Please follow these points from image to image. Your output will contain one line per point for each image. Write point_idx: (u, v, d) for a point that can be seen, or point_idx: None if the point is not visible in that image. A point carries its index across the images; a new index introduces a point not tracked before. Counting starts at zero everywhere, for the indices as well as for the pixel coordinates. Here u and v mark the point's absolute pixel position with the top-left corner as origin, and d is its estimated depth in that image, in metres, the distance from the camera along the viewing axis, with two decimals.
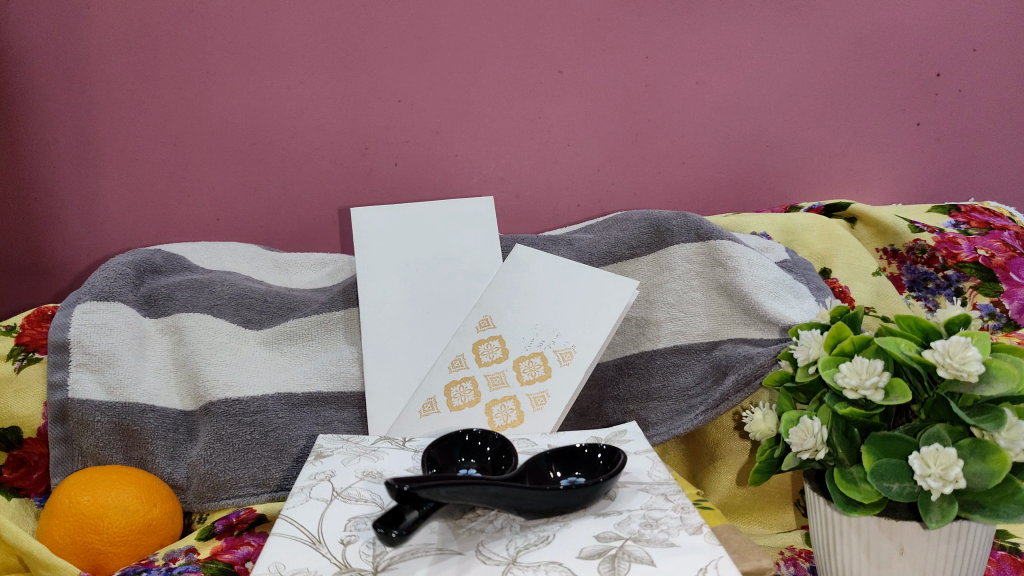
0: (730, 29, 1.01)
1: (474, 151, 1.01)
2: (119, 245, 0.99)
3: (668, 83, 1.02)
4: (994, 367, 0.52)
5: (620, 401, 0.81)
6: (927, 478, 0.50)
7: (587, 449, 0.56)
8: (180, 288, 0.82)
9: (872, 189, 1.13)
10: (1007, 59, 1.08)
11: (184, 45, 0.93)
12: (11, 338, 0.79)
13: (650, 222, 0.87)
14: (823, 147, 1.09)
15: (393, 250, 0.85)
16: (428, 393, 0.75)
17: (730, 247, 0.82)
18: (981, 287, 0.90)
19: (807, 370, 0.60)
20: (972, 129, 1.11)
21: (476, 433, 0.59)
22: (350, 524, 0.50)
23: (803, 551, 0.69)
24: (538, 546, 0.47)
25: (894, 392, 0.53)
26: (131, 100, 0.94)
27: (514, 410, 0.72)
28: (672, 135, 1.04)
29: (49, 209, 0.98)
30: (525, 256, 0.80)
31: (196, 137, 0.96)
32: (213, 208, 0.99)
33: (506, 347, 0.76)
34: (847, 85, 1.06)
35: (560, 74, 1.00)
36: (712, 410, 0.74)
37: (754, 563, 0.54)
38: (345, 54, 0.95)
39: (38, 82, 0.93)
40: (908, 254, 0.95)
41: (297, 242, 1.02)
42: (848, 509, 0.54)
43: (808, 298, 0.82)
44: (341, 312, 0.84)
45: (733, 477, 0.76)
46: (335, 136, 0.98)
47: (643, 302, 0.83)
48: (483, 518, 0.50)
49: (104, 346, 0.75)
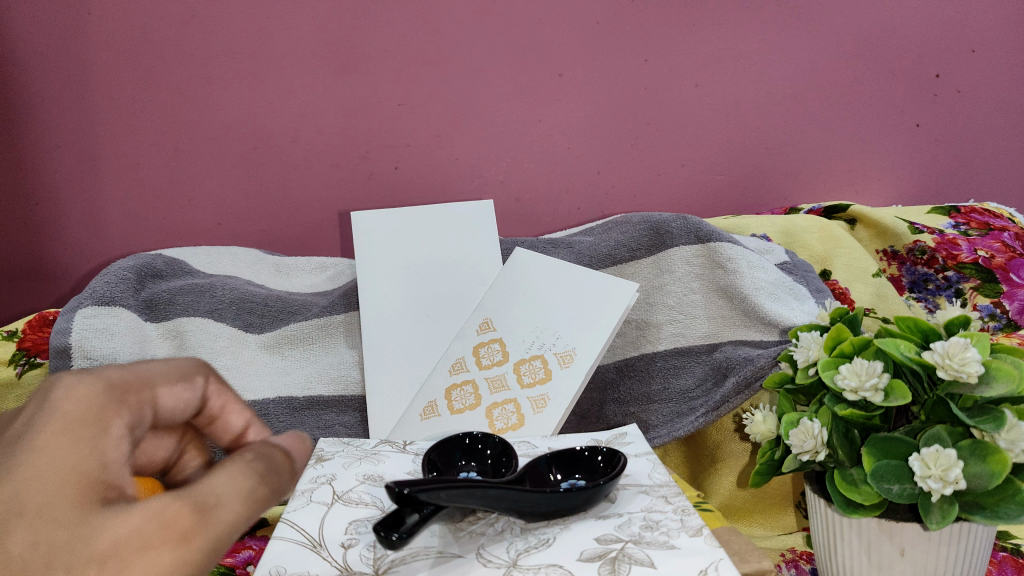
0: (730, 32, 1.01)
1: (475, 155, 1.02)
2: (120, 249, 1.00)
3: (668, 86, 1.02)
4: (994, 368, 0.52)
5: (620, 403, 0.81)
6: (926, 479, 0.50)
7: (587, 452, 0.57)
8: (181, 293, 0.83)
9: (871, 191, 1.13)
10: (1006, 60, 1.08)
11: (184, 50, 0.93)
12: (12, 344, 0.80)
13: (649, 224, 0.87)
14: (823, 148, 1.09)
15: (394, 253, 0.85)
16: (429, 396, 0.75)
17: (730, 249, 0.82)
18: (981, 288, 0.89)
19: (807, 371, 0.61)
20: (971, 130, 1.11)
21: (476, 436, 0.59)
22: (350, 527, 0.51)
23: (805, 553, 0.69)
24: (538, 549, 0.47)
25: (893, 393, 0.53)
26: (132, 105, 0.94)
27: (515, 412, 0.72)
28: (672, 138, 1.05)
29: (49, 215, 0.98)
30: (525, 259, 0.81)
31: (197, 141, 0.96)
32: (214, 212, 1.00)
33: (506, 350, 0.77)
34: (847, 86, 1.06)
35: (560, 78, 1.00)
36: (713, 412, 0.74)
37: (754, 564, 0.54)
38: (345, 59, 0.95)
39: (39, 87, 0.93)
40: (908, 255, 0.95)
41: (300, 246, 1.03)
42: (848, 510, 0.54)
43: (808, 299, 0.83)
44: (342, 316, 0.84)
45: (733, 479, 0.76)
46: (335, 141, 0.99)
47: (643, 304, 0.84)
48: (483, 521, 0.50)
49: (105, 351, 0.74)
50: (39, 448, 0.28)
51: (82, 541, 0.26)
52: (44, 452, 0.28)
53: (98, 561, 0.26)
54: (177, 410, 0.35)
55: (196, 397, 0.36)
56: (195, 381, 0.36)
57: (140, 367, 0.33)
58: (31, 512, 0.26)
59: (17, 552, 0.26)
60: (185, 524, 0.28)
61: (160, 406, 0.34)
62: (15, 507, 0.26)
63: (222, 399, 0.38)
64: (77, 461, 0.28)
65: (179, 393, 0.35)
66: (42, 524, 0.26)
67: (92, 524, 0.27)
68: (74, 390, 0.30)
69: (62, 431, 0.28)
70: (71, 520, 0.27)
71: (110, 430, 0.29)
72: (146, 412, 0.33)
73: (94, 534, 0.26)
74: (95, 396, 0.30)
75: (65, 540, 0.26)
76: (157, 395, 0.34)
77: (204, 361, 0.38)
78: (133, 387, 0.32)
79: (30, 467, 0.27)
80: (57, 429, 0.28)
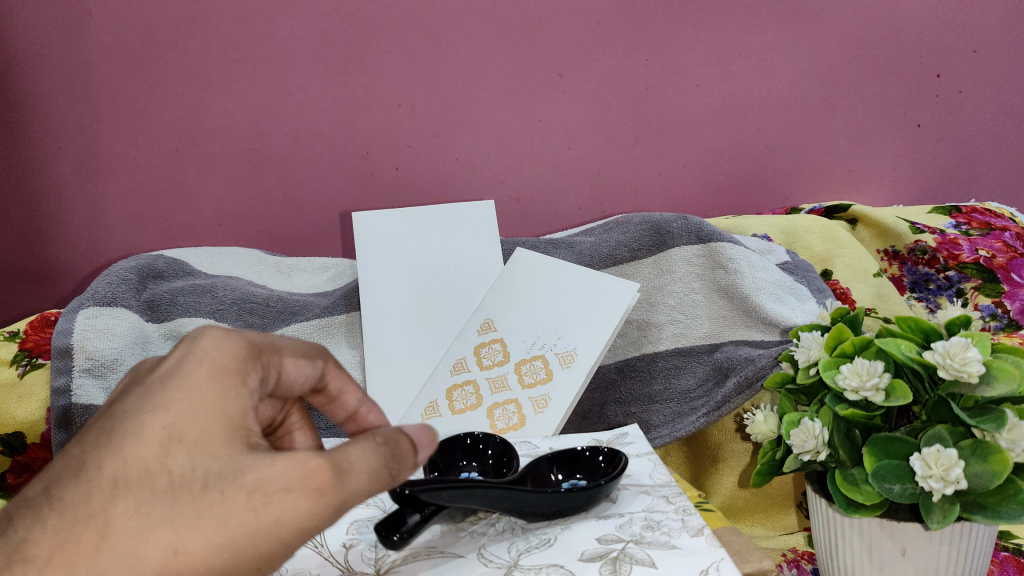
0: (731, 32, 1.01)
1: (475, 155, 1.02)
2: (121, 249, 1.00)
3: (668, 86, 1.02)
4: (994, 368, 0.52)
5: (621, 403, 0.81)
6: (927, 479, 0.50)
7: (589, 452, 0.57)
8: (184, 293, 0.83)
9: (872, 191, 1.13)
10: (1006, 60, 1.08)
11: (185, 51, 0.93)
12: (15, 344, 0.80)
13: (650, 224, 0.86)
14: (823, 148, 1.09)
15: (394, 254, 0.85)
16: (430, 396, 0.75)
17: (730, 249, 0.82)
18: (982, 287, 0.89)
19: (808, 372, 0.61)
20: (972, 130, 1.11)
21: (477, 436, 0.60)
22: (352, 527, 0.51)
23: (806, 553, 0.69)
24: (539, 549, 0.47)
25: (894, 393, 0.53)
26: (133, 106, 0.94)
27: (516, 412, 0.72)
28: (672, 138, 1.05)
29: (51, 216, 0.98)
30: (525, 260, 0.81)
31: (198, 142, 0.97)
32: (215, 213, 1.00)
33: (507, 350, 0.77)
34: (847, 87, 1.06)
35: (561, 78, 1.00)
36: (714, 412, 0.74)
37: (755, 564, 0.54)
38: (346, 60, 0.96)
39: (38, 88, 0.93)
40: (909, 254, 0.95)
41: (301, 246, 1.03)
42: (849, 510, 0.54)
43: (808, 299, 0.83)
44: (343, 316, 0.84)
45: (734, 478, 0.76)
46: (336, 141, 0.99)
47: (644, 304, 0.84)
48: (484, 521, 0.50)
49: (108, 351, 0.74)
50: (197, 390, 0.35)
51: (233, 474, 0.33)
52: (201, 395, 0.35)
53: (246, 491, 0.33)
54: (299, 383, 0.41)
55: (314, 375, 0.42)
56: (316, 361, 0.42)
57: (274, 338, 0.40)
58: (189, 441, 0.34)
59: (178, 472, 0.33)
60: (322, 483, 0.34)
61: (284, 375, 0.40)
62: (178, 436, 0.34)
63: (338, 382, 0.44)
64: (224, 406, 0.35)
65: (303, 368, 0.41)
66: (199, 453, 0.34)
67: (239, 461, 0.34)
68: (219, 344, 0.37)
69: (214, 378, 0.36)
70: (222, 453, 0.34)
71: (246, 382, 0.36)
72: (270, 376, 0.39)
73: (243, 470, 0.33)
74: (237, 353, 0.37)
75: (218, 470, 0.33)
76: (283, 366, 0.40)
77: (324, 347, 0.44)
78: (264, 352, 0.39)
79: (189, 403, 0.35)
80: (208, 374, 0.36)
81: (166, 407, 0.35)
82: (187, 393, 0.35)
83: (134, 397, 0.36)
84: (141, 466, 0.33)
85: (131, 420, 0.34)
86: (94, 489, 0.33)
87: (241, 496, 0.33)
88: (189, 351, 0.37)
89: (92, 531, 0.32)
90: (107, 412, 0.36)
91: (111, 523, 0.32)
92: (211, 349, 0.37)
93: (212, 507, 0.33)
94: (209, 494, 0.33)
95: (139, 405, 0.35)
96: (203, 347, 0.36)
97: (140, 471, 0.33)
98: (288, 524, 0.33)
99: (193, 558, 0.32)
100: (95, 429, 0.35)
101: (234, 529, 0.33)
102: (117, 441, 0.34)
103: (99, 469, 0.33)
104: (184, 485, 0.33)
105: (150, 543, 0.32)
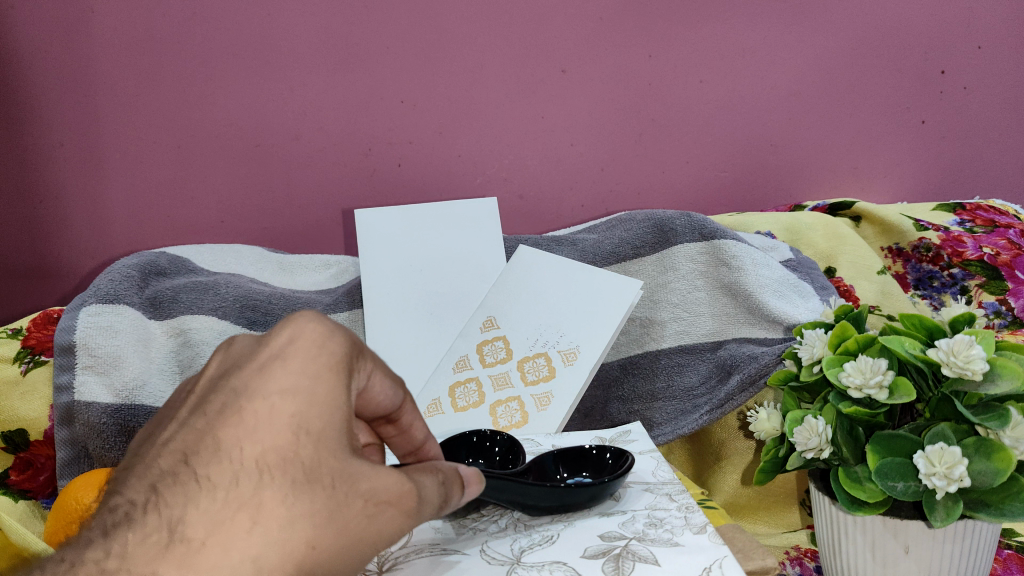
0: (735, 27, 1.01)
1: (478, 152, 1.02)
2: (124, 246, 1.00)
3: (671, 83, 1.02)
4: (999, 365, 0.52)
5: (624, 401, 0.81)
6: (932, 477, 0.50)
7: (595, 450, 0.57)
8: (185, 291, 0.83)
9: (877, 188, 1.13)
10: (1012, 57, 1.07)
11: (188, 47, 0.93)
12: (17, 342, 0.80)
13: (653, 221, 0.86)
14: (827, 145, 1.09)
15: (396, 252, 0.84)
16: (434, 393, 0.75)
17: (734, 246, 0.81)
18: (986, 285, 0.89)
19: (811, 369, 0.61)
20: (977, 126, 1.10)
21: (484, 434, 0.60)
22: None
23: (809, 551, 0.69)
24: (541, 546, 0.47)
25: (898, 390, 0.53)
26: (135, 102, 0.94)
27: (519, 411, 0.72)
28: (675, 134, 1.04)
29: (53, 212, 0.98)
30: (529, 257, 0.81)
31: (201, 139, 0.97)
32: (217, 209, 1.00)
33: (510, 347, 0.77)
34: (851, 83, 1.06)
35: (563, 74, 1.00)
36: (718, 409, 0.74)
37: (757, 562, 0.54)
38: (348, 55, 0.95)
39: (42, 85, 0.93)
40: (913, 252, 0.95)
41: (304, 244, 1.03)
42: (853, 509, 0.54)
43: (813, 297, 0.83)
44: (346, 314, 0.83)
45: (738, 475, 0.76)
46: (339, 138, 0.99)
47: (648, 302, 0.83)
48: (487, 518, 0.51)
49: (111, 348, 0.75)
50: (322, 381, 0.35)
51: (350, 479, 0.34)
52: (326, 386, 0.35)
53: (361, 498, 0.34)
54: (378, 403, 0.41)
55: (394, 403, 0.42)
56: (400, 390, 0.42)
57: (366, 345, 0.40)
58: (316, 434, 0.33)
59: (309, 463, 0.33)
60: (411, 506, 0.36)
61: (369, 387, 0.40)
62: (306, 427, 0.33)
63: (410, 419, 0.44)
64: (343, 404, 0.35)
65: (387, 389, 0.41)
66: (325, 447, 0.34)
67: (355, 467, 0.34)
68: (332, 338, 0.36)
69: (334, 372, 0.35)
70: (340, 453, 0.34)
71: (352, 380, 0.36)
72: (361, 378, 0.39)
73: (358, 475, 0.34)
74: (347, 350, 0.37)
75: (339, 469, 0.34)
76: (371, 377, 0.40)
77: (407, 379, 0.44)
78: (360, 352, 0.38)
79: (314, 394, 0.34)
80: (328, 364, 0.35)
81: (293, 391, 0.34)
82: (311, 381, 0.34)
83: (248, 371, 0.35)
84: (278, 455, 0.32)
85: (259, 402, 0.33)
86: (240, 472, 0.32)
87: (358, 502, 0.34)
88: (303, 337, 0.36)
89: (242, 515, 0.31)
90: (223, 386, 0.35)
91: (262, 506, 0.31)
92: (324, 341, 0.36)
93: (338, 506, 0.33)
94: (334, 495, 0.33)
95: (263, 385, 0.34)
96: (318, 337, 0.36)
97: (278, 459, 0.32)
98: (386, 538, 0.35)
99: (323, 556, 0.32)
100: (218, 403, 0.34)
101: (351, 532, 0.33)
102: (250, 422, 0.33)
103: (239, 449, 0.32)
104: (314, 480, 0.33)
105: (291, 535, 0.31)
